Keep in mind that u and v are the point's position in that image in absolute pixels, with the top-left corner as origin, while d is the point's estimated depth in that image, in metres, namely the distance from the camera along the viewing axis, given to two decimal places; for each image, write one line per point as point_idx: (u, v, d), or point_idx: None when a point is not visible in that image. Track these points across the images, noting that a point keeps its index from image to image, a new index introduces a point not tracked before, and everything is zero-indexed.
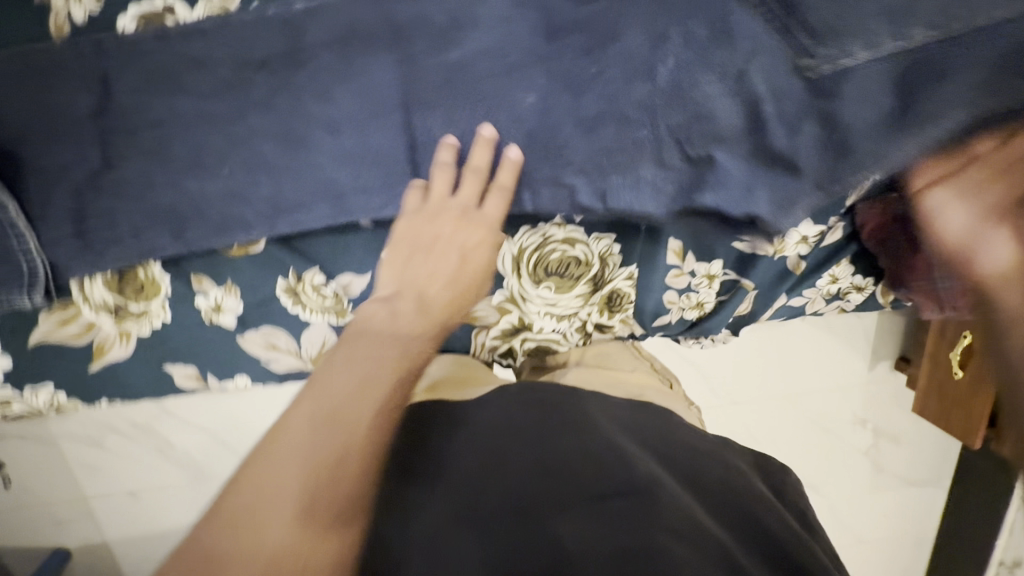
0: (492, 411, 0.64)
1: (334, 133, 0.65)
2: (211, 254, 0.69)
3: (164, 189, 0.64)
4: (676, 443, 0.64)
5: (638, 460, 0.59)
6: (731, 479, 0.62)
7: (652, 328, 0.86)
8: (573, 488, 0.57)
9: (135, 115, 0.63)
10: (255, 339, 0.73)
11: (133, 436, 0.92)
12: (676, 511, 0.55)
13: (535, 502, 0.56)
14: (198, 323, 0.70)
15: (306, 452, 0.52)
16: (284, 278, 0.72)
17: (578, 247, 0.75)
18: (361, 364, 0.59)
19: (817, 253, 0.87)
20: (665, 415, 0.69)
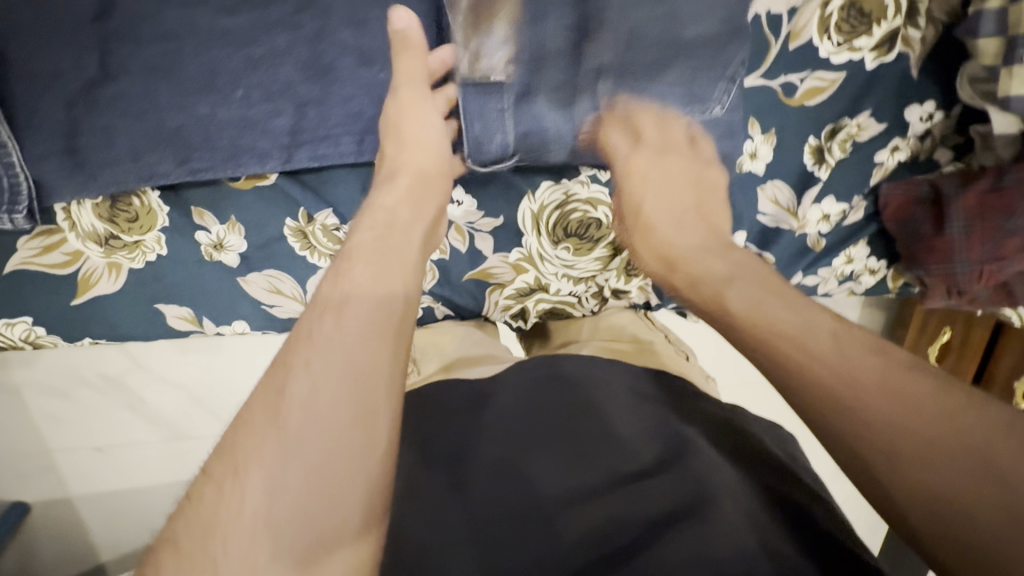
0: (512, 394, 0.55)
1: (366, 65, 0.59)
2: (216, 186, 0.62)
3: (172, 110, 0.57)
4: (694, 416, 0.56)
5: (659, 441, 0.52)
6: (759, 450, 0.54)
7: (668, 299, 0.78)
8: (592, 467, 0.50)
9: (139, 20, 0.55)
10: (257, 282, 0.67)
11: (103, 391, 0.89)
12: (711, 483, 0.47)
13: (556, 487, 0.48)
14: (197, 260, 0.65)
15: (265, 464, 0.38)
16: (293, 218, 0.65)
17: (600, 208, 0.69)
18: (319, 335, 0.42)
19: (838, 231, 0.77)
20: (683, 387, 0.60)
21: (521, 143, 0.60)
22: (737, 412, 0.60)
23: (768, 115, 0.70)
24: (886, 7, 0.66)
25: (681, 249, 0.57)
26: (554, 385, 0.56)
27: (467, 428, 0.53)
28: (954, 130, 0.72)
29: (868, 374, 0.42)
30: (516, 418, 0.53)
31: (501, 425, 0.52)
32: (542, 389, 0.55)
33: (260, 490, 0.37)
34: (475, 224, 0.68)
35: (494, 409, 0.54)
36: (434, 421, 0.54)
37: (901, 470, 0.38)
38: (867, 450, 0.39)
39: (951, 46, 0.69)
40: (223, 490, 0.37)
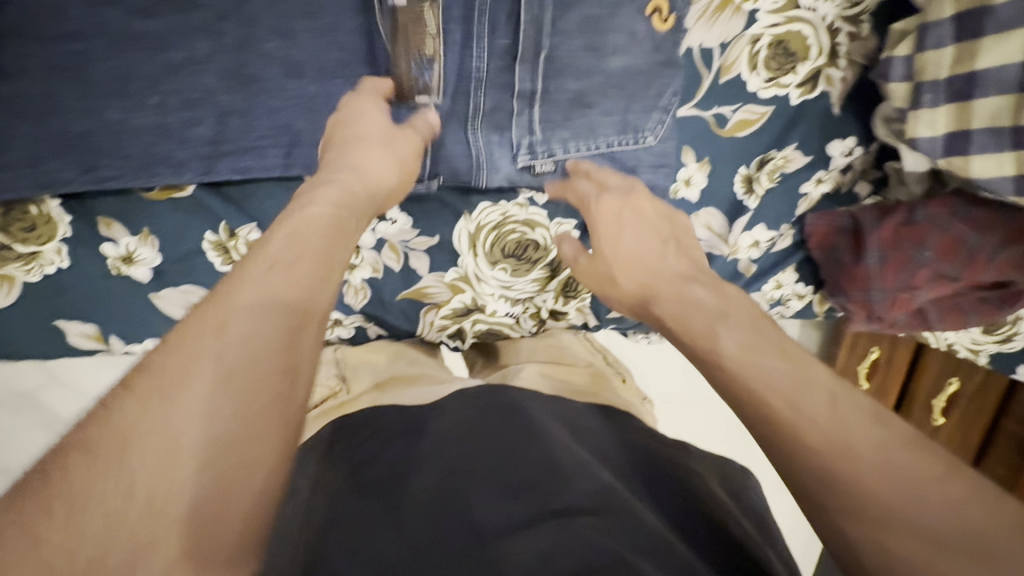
0: (451, 420, 0.50)
1: (293, 76, 0.56)
2: (127, 196, 0.58)
3: (78, 113, 0.53)
4: (639, 443, 0.53)
5: (597, 468, 0.47)
6: (699, 491, 0.49)
7: (606, 322, 0.78)
8: (525, 497, 0.44)
9: (39, 15, 0.50)
10: (172, 298, 0.63)
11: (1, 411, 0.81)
12: (638, 528, 0.42)
13: (485, 522, 0.42)
14: (106, 273, 0.61)
15: (186, 396, 0.31)
16: (214, 232, 0.61)
17: (538, 230, 0.69)
18: (267, 278, 0.38)
19: (767, 258, 0.80)
20: (624, 418, 0.57)
21: (440, 164, 0.60)
22: (681, 444, 0.56)
23: (701, 144, 0.72)
24: (809, 48, 0.70)
25: (660, 282, 0.54)
26: (497, 405, 0.52)
27: (393, 454, 0.48)
28: (874, 164, 0.77)
29: (862, 436, 0.37)
30: (446, 448, 0.47)
31: (424, 453, 0.47)
32: (479, 415, 0.51)
33: (178, 429, 0.31)
34: (410, 242, 0.66)
35: (432, 433, 0.49)
36: (359, 443, 0.50)
37: (871, 530, 0.34)
38: (843, 497, 0.35)
39: (868, 85, 0.73)
40: (138, 413, 0.30)
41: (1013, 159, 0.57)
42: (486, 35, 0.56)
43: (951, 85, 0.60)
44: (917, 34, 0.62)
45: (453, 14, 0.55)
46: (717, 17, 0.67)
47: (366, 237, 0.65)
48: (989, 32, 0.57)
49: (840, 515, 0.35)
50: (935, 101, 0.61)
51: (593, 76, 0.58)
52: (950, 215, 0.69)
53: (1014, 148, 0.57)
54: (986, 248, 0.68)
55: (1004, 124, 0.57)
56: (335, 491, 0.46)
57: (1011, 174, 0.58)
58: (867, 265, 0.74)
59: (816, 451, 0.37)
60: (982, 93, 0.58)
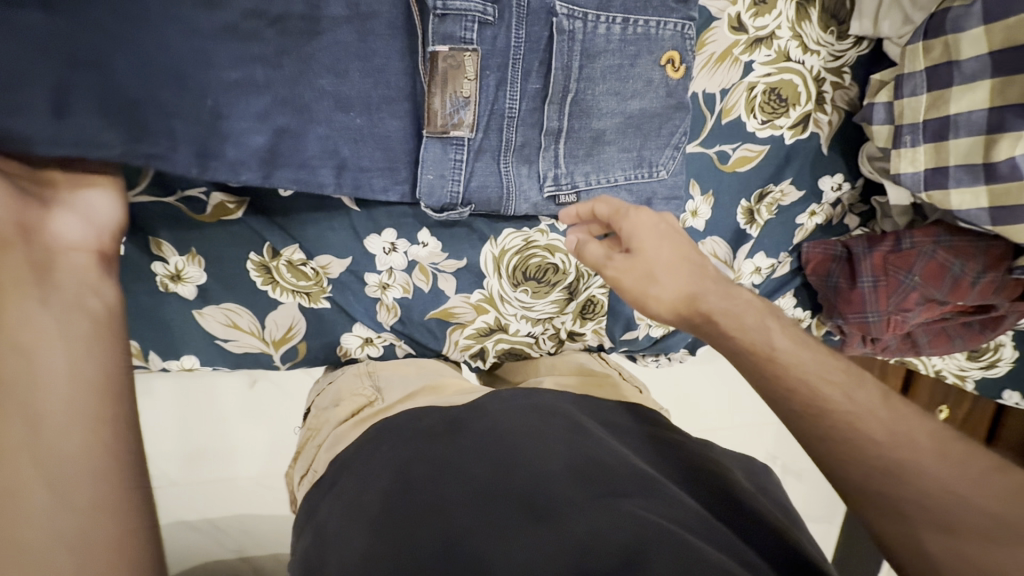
0: (495, 421, 0.56)
1: (344, 110, 0.60)
2: (179, 220, 0.61)
3: (123, 146, 0.50)
4: (666, 442, 0.58)
5: (636, 463, 0.53)
6: (734, 484, 0.54)
7: (620, 342, 0.81)
8: (581, 485, 0.48)
9: (89, 29, 0.47)
10: (213, 315, 0.66)
11: None
12: (683, 511, 0.47)
13: (547, 502, 0.47)
14: (151, 290, 0.63)
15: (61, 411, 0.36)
16: (258, 253, 0.65)
17: (557, 254, 0.74)
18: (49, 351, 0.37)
19: (768, 284, 0.85)
20: (658, 420, 0.63)
21: (472, 194, 0.65)
22: (704, 442, 0.62)
23: (706, 179, 0.78)
24: (799, 95, 0.78)
25: (703, 296, 0.58)
26: (530, 415, 0.57)
27: (453, 448, 0.52)
28: (860, 199, 0.85)
29: (874, 430, 0.47)
30: (494, 444, 0.52)
31: (477, 453, 0.52)
32: (525, 416, 0.57)
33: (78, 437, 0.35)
34: (439, 264, 0.71)
35: (472, 431, 0.55)
36: (413, 446, 0.53)
37: (920, 514, 0.44)
38: (891, 495, 0.45)
39: (850, 128, 0.81)
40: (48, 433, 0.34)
41: (986, 192, 0.65)
42: (520, 80, 0.62)
43: (928, 128, 0.67)
44: (894, 83, 0.70)
45: (491, 61, 0.61)
46: (718, 66, 0.74)
47: (399, 258, 0.69)
48: (956, 83, 0.64)
49: (923, 526, 0.43)
50: (915, 141, 0.68)
51: (615, 117, 0.66)
52: (933, 243, 0.76)
53: (987, 182, 0.64)
54: (968, 274, 0.75)
55: (978, 160, 0.64)
56: (387, 483, 0.50)
57: (986, 205, 0.65)
58: (866, 289, 0.79)
59: (865, 463, 0.46)
60: (956, 134, 0.65)
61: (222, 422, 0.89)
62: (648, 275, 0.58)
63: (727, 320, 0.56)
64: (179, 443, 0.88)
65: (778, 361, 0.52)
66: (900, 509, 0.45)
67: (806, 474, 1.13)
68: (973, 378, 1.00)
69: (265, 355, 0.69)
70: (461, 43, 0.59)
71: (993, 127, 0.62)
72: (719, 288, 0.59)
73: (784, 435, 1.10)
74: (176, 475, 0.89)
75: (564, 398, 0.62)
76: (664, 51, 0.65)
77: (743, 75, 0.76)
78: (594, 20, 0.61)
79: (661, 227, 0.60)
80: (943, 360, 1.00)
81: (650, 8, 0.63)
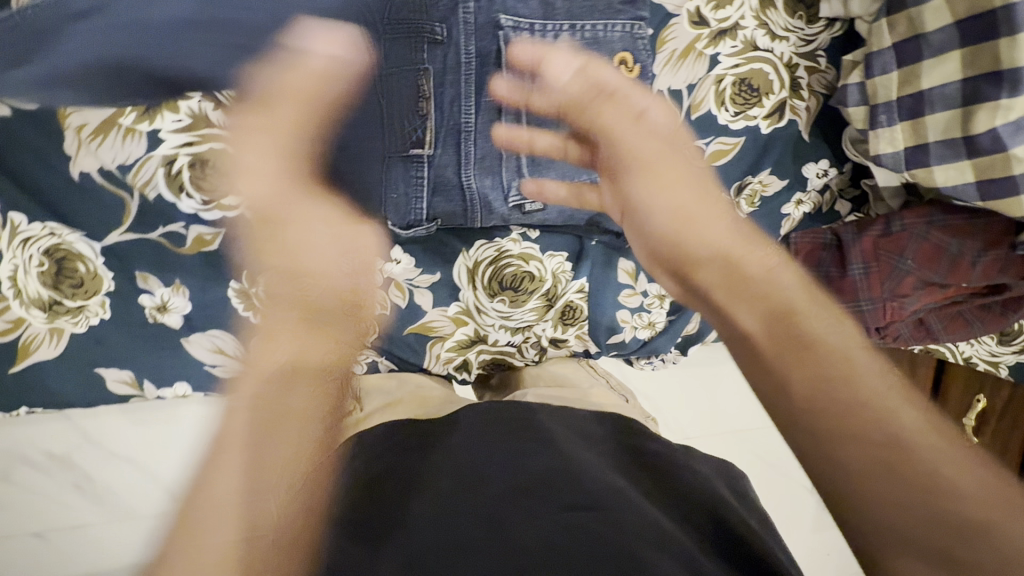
0: (470, 430, 0.56)
1: None
2: (162, 252, 0.65)
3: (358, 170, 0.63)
4: (638, 453, 0.57)
5: (606, 473, 0.51)
6: (707, 493, 0.53)
7: (606, 346, 0.80)
8: (543, 497, 0.48)
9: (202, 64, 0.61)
10: (199, 341, 0.69)
11: (50, 469, 0.76)
12: (647, 525, 0.46)
13: (507, 524, 0.45)
14: (141, 321, 0.67)
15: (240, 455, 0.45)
16: (238, 280, 0.68)
17: (532, 262, 0.74)
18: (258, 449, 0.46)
19: None
20: (633, 425, 0.62)
21: (436, 208, 0.67)
22: (685, 451, 0.62)
23: None
24: (772, 83, 0.76)
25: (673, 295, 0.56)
26: (513, 424, 0.57)
27: (429, 458, 0.53)
28: (850, 184, 0.82)
29: None
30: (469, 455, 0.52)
31: (439, 473, 0.51)
32: (502, 424, 0.57)
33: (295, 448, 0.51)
34: (414, 280, 0.72)
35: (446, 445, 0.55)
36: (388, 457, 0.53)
37: None
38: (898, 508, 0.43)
39: (829, 113, 0.79)
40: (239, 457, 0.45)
41: (971, 166, 0.61)
42: (474, 93, 0.64)
43: (902, 105, 0.64)
44: (865, 62, 0.66)
45: (445, 79, 0.63)
46: (682, 62, 0.74)
47: None
48: (926, 57, 0.62)
49: None
50: (891, 120, 0.65)
51: None
52: (926, 223, 0.73)
53: (970, 156, 0.61)
54: (966, 253, 0.71)
55: (957, 135, 0.61)
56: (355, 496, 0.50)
57: (973, 179, 0.62)
58: (862, 279, 0.75)
59: None
60: (932, 109, 0.62)
61: None
62: (681, 221, 0.55)
63: (752, 280, 0.50)
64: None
65: (807, 340, 0.44)
66: (910, 534, 0.36)
67: None
68: (1008, 364, 0.93)
69: None
70: (412, 64, 0.62)
71: (969, 99, 0.60)
72: (752, 247, 0.54)
73: None
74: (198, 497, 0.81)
75: (540, 405, 0.61)
76: (619, 51, 0.65)
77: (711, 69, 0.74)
78: (540, 28, 0.63)
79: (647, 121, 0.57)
80: (972, 346, 0.94)
81: (595, 12, 0.64)
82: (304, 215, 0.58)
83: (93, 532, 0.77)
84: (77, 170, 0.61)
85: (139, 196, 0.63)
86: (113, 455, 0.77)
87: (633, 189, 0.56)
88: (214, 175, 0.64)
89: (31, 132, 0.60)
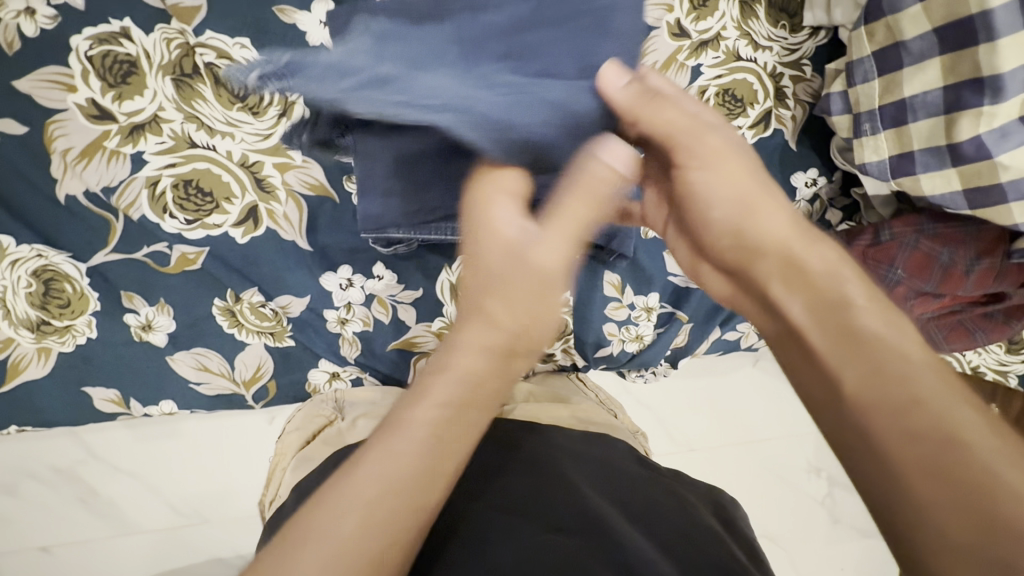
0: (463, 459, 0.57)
1: (332, 151, 0.67)
2: (145, 272, 0.66)
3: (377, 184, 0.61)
4: (626, 476, 0.56)
5: (586, 495, 0.51)
6: (692, 517, 0.51)
7: (593, 360, 0.80)
8: (526, 520, 0.49)
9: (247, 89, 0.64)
10: (185, 359, 0.69)
11: (55, 484, 0.77)
12: (625, 551, 0.45)
13: (497, 554, 0.45)
14: (128, 340, 0.68)
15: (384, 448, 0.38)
16: (222, 298, 0.68)
17: None
18: (382, 451, 0.38)
19: None
20: (641, 456, 0.61)
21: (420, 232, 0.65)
22: (675, 475, 0.61)
23: None
24: (756, 93, 0.75)
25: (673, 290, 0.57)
26: (508, 450, 0.58)
27: None
28: (840, 193, 0.80)
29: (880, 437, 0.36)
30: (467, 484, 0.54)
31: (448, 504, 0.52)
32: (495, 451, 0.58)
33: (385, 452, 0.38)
34: (397, 296, 0.72)
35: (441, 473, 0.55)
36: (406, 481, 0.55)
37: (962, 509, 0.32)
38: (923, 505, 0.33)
39: (814, 122, 0.78)
40: (373, 451, 0.38)
41: (956, 174, 0.60)
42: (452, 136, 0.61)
43: (885, 114, 0.64)
44: (847, 71, 0.67)
45: None
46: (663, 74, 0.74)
47: (356, 293, 0.71)
48: (907, 64, 0.61)
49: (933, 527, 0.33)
50: (874, 129, 0.65)
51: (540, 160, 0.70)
52: (916, 232, 0.71)
53: (954, 164, 0.60)
54: (959, 262, 0.70)
55: (941, 142, 0.60)
56: None
57: (960, 188, 0.60)
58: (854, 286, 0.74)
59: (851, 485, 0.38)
60: (914, 117, 0.61)
61: (242, 462, 0.82)
62: (736, 232, 0.48)
63: (811, 273, 0.44)
64: (190, 484, 0.80)
65: (864, 338, 0.38)
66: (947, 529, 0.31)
67: None
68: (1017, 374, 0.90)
69: (237, 396, 0.72)
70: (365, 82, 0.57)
71: (950, 106, 0.59)
72: (816, 240, 0.46)
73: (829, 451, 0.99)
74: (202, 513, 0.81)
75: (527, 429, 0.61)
76: None
77: (694, 79, 0.74)
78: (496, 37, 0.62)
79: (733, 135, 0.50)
80: (980, 355, 0.91)
81: None
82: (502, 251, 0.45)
83: (89, 547, 0.78)
84: (64, 193, 0.63)
85: (124, 217, 0.64)
86: (116, 469, 0.78)
87: (679, 213, 0.53)
88: (197, 196, 0.65)
89: (19, 157, 0.61)
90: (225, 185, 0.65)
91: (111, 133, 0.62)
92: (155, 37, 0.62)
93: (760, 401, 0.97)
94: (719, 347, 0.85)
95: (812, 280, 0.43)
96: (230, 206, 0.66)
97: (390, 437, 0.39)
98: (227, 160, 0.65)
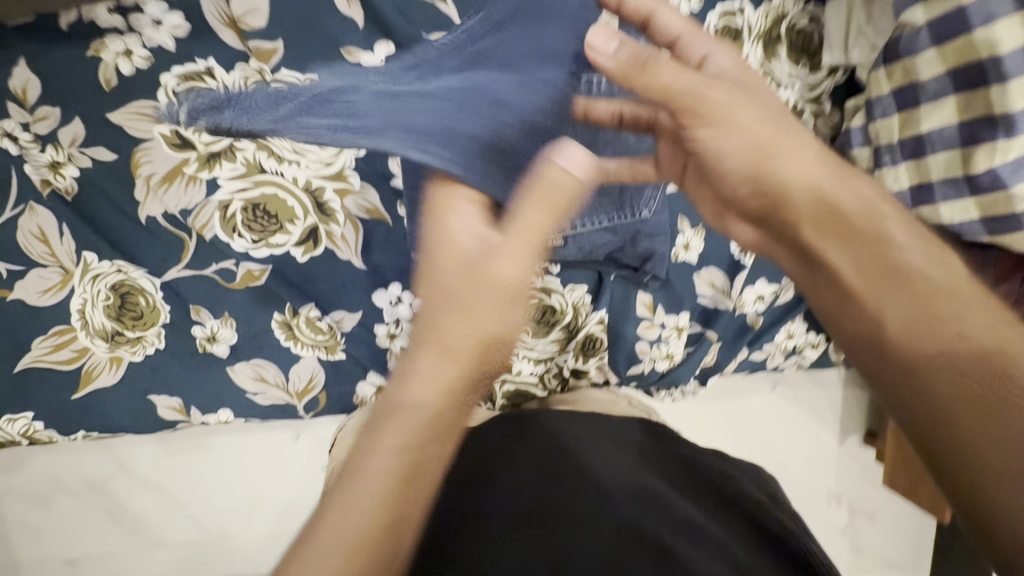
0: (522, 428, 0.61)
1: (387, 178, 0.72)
2: (212, 287, 0.71)
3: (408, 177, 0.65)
4: (661, 449, 0.60)
5: (629, 475, 0.56)
6: (732, 488, 0.57)
7: (625, 377, 0.83)
8: (582, 497, 0.54)
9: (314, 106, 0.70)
10: (244, 370, 0.74)
11: (85, 497, 0.80)
12: (674, 520, 0.53)
13: (568, 552, 0.50)
14: (192, 350, 0.72)
15: (371, 467, 0.39)
16: (280, 312, 0.73)
17: (555, 295, 0.78)
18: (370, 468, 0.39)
19: (773, 310, 0.85)
20: (662, 429, 0.63)
21: None
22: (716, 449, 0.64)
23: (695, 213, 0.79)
24: None
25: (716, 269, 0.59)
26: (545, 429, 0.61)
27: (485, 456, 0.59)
28: None
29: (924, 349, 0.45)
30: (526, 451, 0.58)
31: (508, 496, 0.55)
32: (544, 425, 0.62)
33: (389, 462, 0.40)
34: None
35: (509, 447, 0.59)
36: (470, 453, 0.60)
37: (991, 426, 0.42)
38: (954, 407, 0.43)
39: None
40: (364, 463, 0.40)
41: (974, 204, 0.64)
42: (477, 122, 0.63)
43: (904, 146, 0.69)
44: (867, 107, 0.73)
45: None
46: None
47: (405, 309, 0.75)
48: (924, 101, 0.65)
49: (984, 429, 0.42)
50: (894, 160, 0.70)
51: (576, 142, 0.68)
52: None
53: (973, 194, 0.64)
54: None
55: (959, 172, 0.64)
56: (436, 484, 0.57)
57: (978, 216, 0.65)
58: None
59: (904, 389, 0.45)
60: (932, 149, 0.66)
61: (251, 475, 0.83)
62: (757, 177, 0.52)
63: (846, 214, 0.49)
64: (219, 498, 0.83)
65: (904, 275, 0.47)
66: (987, 441, 0.41)
67: (876, 518, 1.02)
68: None
69: (290, 406, 0.76)
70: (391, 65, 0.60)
71: (966, 140, 0.63)
72: (843, 183, 0.51)
73: (850, 474, 1.01)
74: (224, 527, 0.83)
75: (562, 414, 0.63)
76: None
77: None
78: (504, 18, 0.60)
79: (732, 85, 0.52)
80: None
81: None
82: (450, 254, 0.46)
83: (118, 560, 0.81)
84: (145, 215, 0.68)
85: (197, 237, 0.70)
86: (148, 483, 0.81)
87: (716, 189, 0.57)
88: (264, 218, 0.70)
89: (109, 183, 0.67)
90: (290, 208, 0.70)
91: (190, 160, 0.68)
92: (235, 75, 0.68)
93: (784, 423, 0.99)
94: (746, 367, 0.88)
95: (854, 227, 0.49)
96: (292, 227, 0.71)
97: (394, 462, 0.39)
98: (293, 185, 0.70)
